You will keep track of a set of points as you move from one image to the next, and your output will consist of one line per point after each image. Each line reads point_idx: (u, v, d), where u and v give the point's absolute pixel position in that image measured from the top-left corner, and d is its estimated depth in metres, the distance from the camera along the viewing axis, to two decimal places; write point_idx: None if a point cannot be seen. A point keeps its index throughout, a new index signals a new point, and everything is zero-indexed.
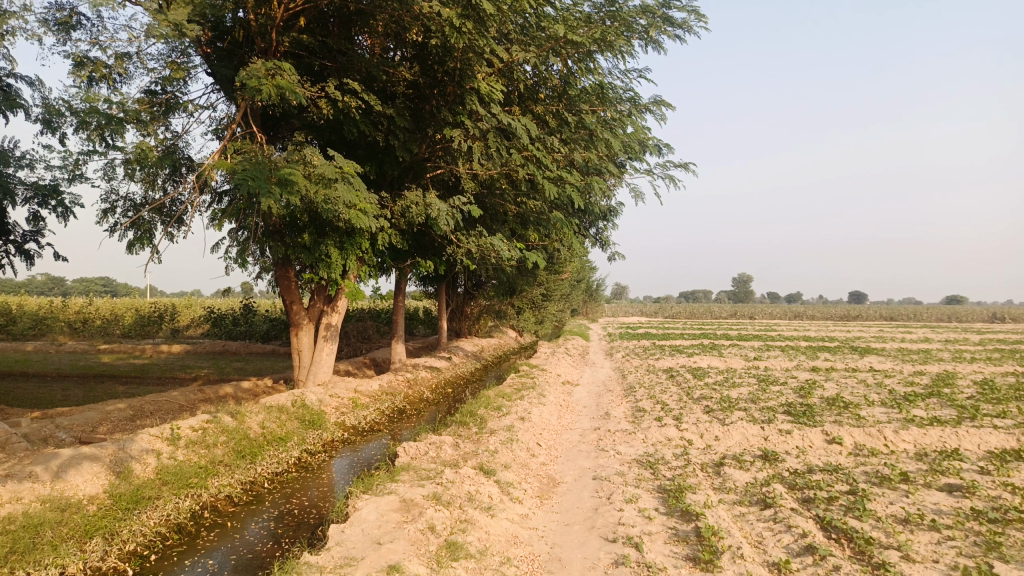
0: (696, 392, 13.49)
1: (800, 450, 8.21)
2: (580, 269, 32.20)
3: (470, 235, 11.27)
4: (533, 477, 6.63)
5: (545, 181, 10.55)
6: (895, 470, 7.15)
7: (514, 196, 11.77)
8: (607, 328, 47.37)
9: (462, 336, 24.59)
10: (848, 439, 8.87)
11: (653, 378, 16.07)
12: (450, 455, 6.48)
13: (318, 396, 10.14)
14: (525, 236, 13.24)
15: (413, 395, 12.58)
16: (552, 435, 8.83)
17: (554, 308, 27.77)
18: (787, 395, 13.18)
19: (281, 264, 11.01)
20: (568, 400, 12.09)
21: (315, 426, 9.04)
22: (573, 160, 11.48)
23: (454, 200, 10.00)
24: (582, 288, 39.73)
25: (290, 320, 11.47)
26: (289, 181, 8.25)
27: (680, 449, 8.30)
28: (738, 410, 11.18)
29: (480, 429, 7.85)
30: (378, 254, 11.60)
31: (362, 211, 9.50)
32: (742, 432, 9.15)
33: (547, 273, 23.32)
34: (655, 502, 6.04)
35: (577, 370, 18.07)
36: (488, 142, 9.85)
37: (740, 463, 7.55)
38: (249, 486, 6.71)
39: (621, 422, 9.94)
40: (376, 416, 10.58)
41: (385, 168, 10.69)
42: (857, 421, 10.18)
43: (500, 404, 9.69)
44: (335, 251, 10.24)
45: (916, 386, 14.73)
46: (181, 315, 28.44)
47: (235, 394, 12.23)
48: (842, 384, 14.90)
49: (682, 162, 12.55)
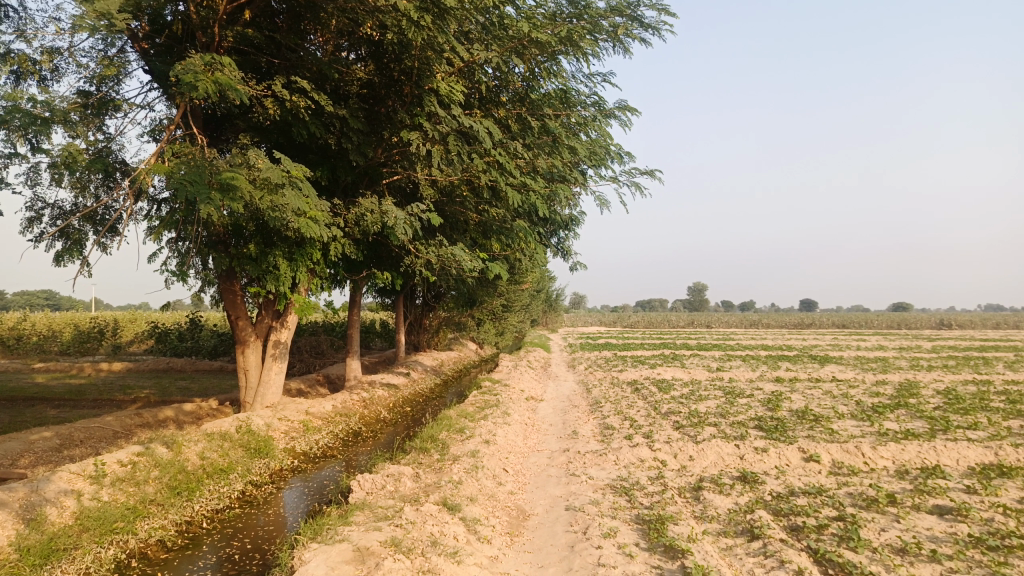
0: (663, 406, 13.12)
1: (779, 470, 7.82)
2: (540, 279, 31.75)
3: (430, 245, 10.71)
4: (501, 511, 6.08)
5: (508, 189, 10.07)
6: (881, 491, 6.80)
7: (475, 204, 11.27)
8: (567, 339, 47.01)
9: (420, 350, 23.90)
10: (825, 456, 8.54)
11: (618, 391, 15.67)
12: (409, 488, 5.90)
13: (266, 420, 9.43)
14: (487, 246, 12.75)
15: (368, 415, 11.93)
16: (518, 459, 8.30)
17: (514, 320, 27.25)
18: (755, 408, 12.89)
19: (225, 277, 10.30)
20: (533, 418, 11.57)
21: (261, 454, 8.34)
22: (537, 166, 11.03)
23: (412, 207, 9.45)
24: (541, 299, 39.39)
25: (236, 336, 10.75)
26: (232, 186, 7.63)
27: (654, 471, 7.85)
28: (709, 426, 10.80)
29: (442, 456, 7.27)
30: (332, 265, 10.95)
31: (313, 219, 8.89)
32: (716, 450, 8.74)
33: (508, 284, 22.80)
34: (635, 536, 5.54)
35: (539, 384, 17.57)
36: (449, 146, 9.36)
37: (720, 487, 7.12)
38: (184, 528, 6.04)
39: (589, 441, 9.47)
40: (329, 439, 9.91)
41: (338, 174, 10.11)
42: (831, 436, 9.87)
43: (462, 426, 9.12)
44: (284, 262, 9.60)
45: (881, 396, 14.59)
46: (124, 331, 27.13)
47: (176, 417, 11.41)
48: (808, 395, 14.68)
49: (648, 169, 12.16)
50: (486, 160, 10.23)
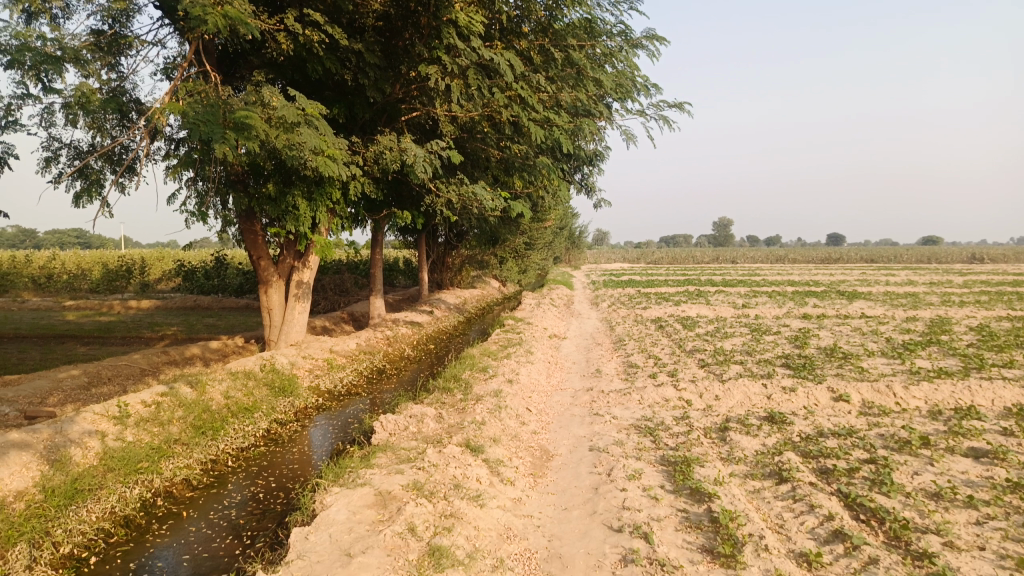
0: (688, 343, 12.97)
1: (807, 411, 7.66)
2: (564, 215, 31.33)
3: (451, 183, 10.45)
4: (525, 452, 6.02)
5: (531, 124, 9.72)
6: (914, 433, 6.63)
7: (497, 141, 10.93)
8: (590, 275, 46.77)
9: (443, 287, 23.87)
10: (855, 396, 8.36)
11: (642, 328, 15.52)
12: (432, 430, 5.83)
13: (290, 358, 9.44)
14: (509, 183, 12.45)
15: (392, 353, 11.93)
16: (541, 398, 8.22)
17: (537, 257, 27.04)
18: (783, 346, 12.69)
19: (245, 217, 10.17)
20: (556, 356, 11.49)
21: (285, 393, 8.36)
22: (560, 101, 10.61)
23: (432, 144, 9.16)
24: (565, 235, 39.05)
25: (258, 277, 10.69)
26: (246, 125, 7.40)
27: (679, 411, 7.73)
28: (735, 365, 10.64)
29: (464, 396, 7.20)
30: (352, 204, 10.76)
31: (331, 158, 8.66)
32: (743, 390, 8.59)
33: (531, 221, 22.50)
34: (661, 479, 5.45)
35: (562, 321, 17.48)
36: (469, 80, 8.99)
37: (747, 427, 7.00)
38: (209, 467, 6.08)
39: (614, 380, 9.38)
40: (353, 377, 9.92)
41: (356, 111, 9.81)
42: (861, 375, 9.67)
43: (485, 365, 9.05)
44: (304, 202, 9.42)
45: (912, 333, 14.29)
46: (151, 269, 27.39)
47: (202, 355, 11.49)
48: (837, 333, 14.42)
49: (676, 101, 11.68)
50: (508, 95, 9.84)
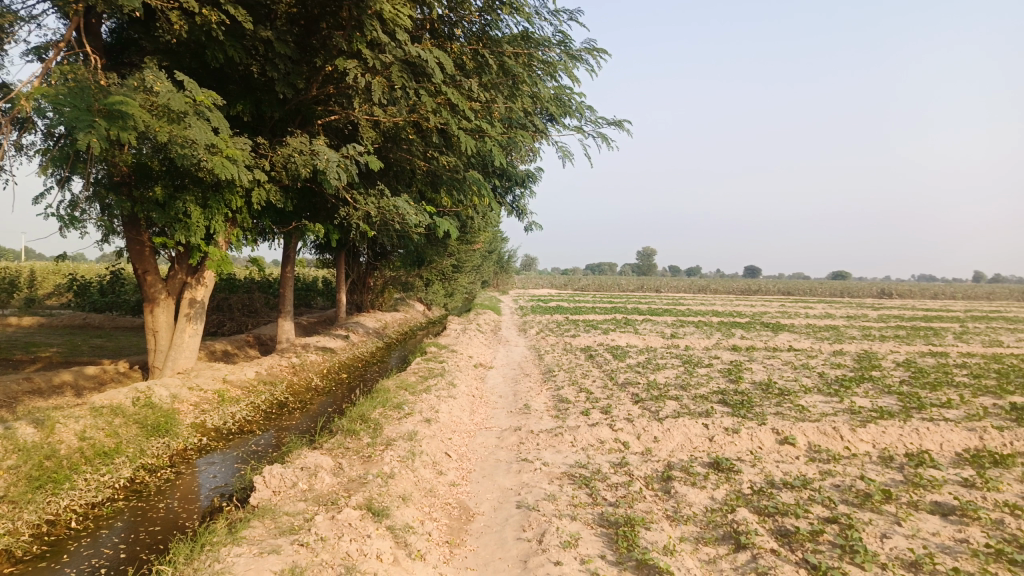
0: (620, 375, 12.29)
1: (754, 457, 6.98)
2: (491, 240, 30.54)
3: (369, 194, 9.48)
4: (439, 511, 5.06)
5: (461, 133, 8.87)
6: (874, 485, 6.01)
7: (423, 150, 10.02)
8: (518, 301, 46.02)
9: (363, 310, 22.65)
10: (802, 439, 7.75)
11: (571, 358, 14.77)
12: (327, 486, 4.79)
13: (172, 390, 8.18)
14: (435, 200, 11.56)
15: (298, 383, 10.74)
16: (462, 440, 7.25)
17: (465, 280, 26.08)
18: (717, 380, 12.15)
19: (129, 226, 8.92)
20: (480, 389, 10.55)
21: (161, 431, 7.12)
22: (494, 110, 9.79)
23: (347, 148, 8.17)
24: (493, 260, 38.39)
25: (143, 294, 9.39)
26: (122, 112, 6.26)
27: (616, 456, 6.92)
28: (670, 400, 9.97)
29: (373, 440, 6.17)
30: (255, 215, 9.63)
31: (230, 157, 7.56)
32: (683, 430, 7.87)
33: (457, 243, 21.57)
34: (600, 546, 4.58)
35: (488, 349, 16.56)
36: (393, 78, 8.04)
37: (693, 477, 6.23)
38: (42, 533, 4.87)
39: (542, 417, 8.53)
40: (248, 412, 8.70)
41: (263, 109, 8.74)
42: (801, 414, 9.14)
43: (399, 400, 8.03)
44: (197, 209, 8.28)
45: (843, 368, 14.04)
46: (40, 283, 25.05)
47: (75, 383, 10.01)
48: (769, 366, 14.05)
49: (615, 119, 11.07)
50: (438, 101, 8.97)
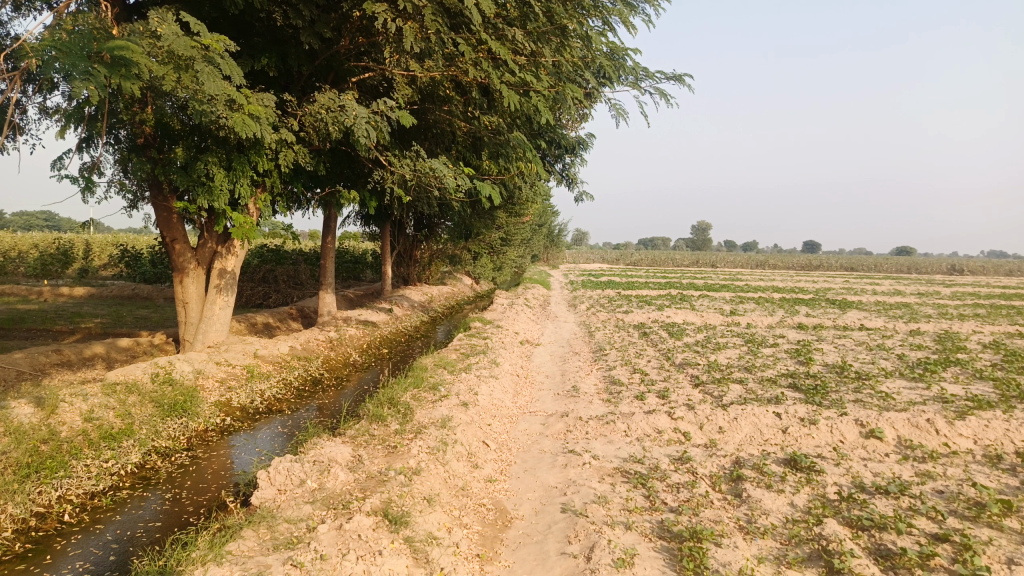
0: (677, 355, 11.39)
1: (837, 454, 6.08)
2: (541, 212, 29.62)
3: (404, 156, 8.76)
4: (471, 514, 4.36)
5: (503, 87, 8.07)
6: (989, 493, 5.06)
7: (464, 109, 9.25)
8: (569, 275, 45.04)
9: (409, 283, 22.15)
10: (890, 432, 6.79)
11: (623, 336, 13.88)
12: (340, 486, 4.13)
13: (198, 366, 7.68)
14: (478, 165, 10.81)
15: (334, 358, 10.20)
16: (502, 427, 6.54)
17: (514, 253, 25.27)
18: (784, 362, 11.14)
19: (155, 191, 8.44)
20: (525, 368, 9.82)
21: (180, 411, 6.61)
22: (540, 63, 8.94)
23: (377, 102, 7.44)
24: (544, 233, 37.55)
25: (171, 263, 8.93)
26: (124, 58, 5.62)
27: (676, 450, 6.11)
28: (734, 384, 9.07)
29: (401, 427, 5.50)
30: (286, 180, 9.03)
31: (251, 113, 6.92)
32: (752, 419, 6.98)
33: (506, 215, 20.78)
34: (660, 567, 3.81)
35: (536, 325, 15.78)
36: (427, 24, 7.25)
37: (767, 478, 5.37)
38: (30, 528, 4.35)
39: (593, 401, 7.76)
40: (278, 390, 8.15)
41: (291, 64, 8.10)
42: (885, 403, 8.13)
43: (436, 381, 7.35)
44: (220, 171, 7.71)
45: (924, 350, 12.82)
46: (94, 254, 25.32)
47: (106, 355, 9.63)
48: (841, 347, 12.93)
49: (674, 74, 10.07)
50: (478, 52, 8.17)
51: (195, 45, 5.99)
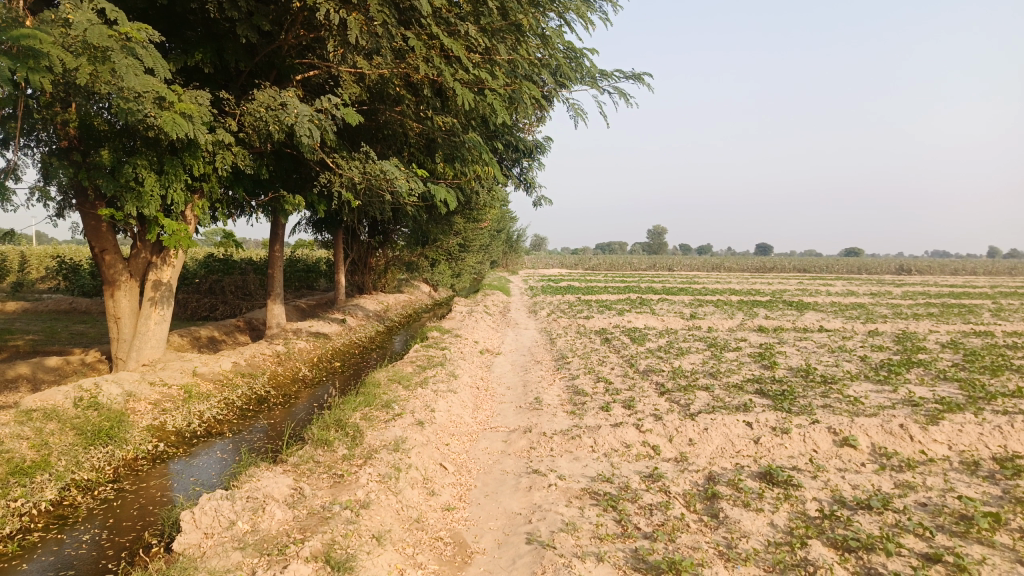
0: (640, 361, 11.09)
1: (813, 466, 5.79)
2: (499, 218, 29.23)
3: (353, 158, 8.30)
4: (427, 552, 3.92)
5: (456, 85, 7.66)
6: (975, 504, 4.80)
7: (415, 108, 8.81)
8: (528, 281, 44.69)
9: (364, 292, 21.54)
10: (863, 440, 6.55)
11: (585, 342, 13.54)
12: (276, 526, 3.66)
13: (129, 387, 7.07)
14: (432, 168, 10.38)
15: (282, 374, 9.63)
16: (461, 446, 6.10)
17: (473, 259, 24.82)
18: (749, 366, 10.93)
19: (81, 198, 7.81)
20: (485, 380, 9.39)
21: (107, 437, 6.01)
22: (494, 61, 8.56)
23: (320, 99, 6.98)
24: (503, 239, 37.26)
25: (101, 275, 8.28)
26: (33, 49, 5.02)
27: (645, 466, 5.76)
28: (701, 391, 8.79)
29: (349, 453, 5.03)
30: (225, 185, 8.47)
31: (182, 112, 6.38)
32: (724, 430, 6.68)
33: (463, 220, 20.36)
34: None
35: (496, 333, 15.36)
36: (373, 15, 6.80)
37: (744, 495, 5.04)
38: None
39: (556, 414, 7.37)
40: (219, 411, 7.57)
41: (228, 60, 7.58)
42: (855, 408, 7.92)
43: (389, 398, 6.88)
44: (151, 175, 7.13)
45: (885, 351, 12.77)
46: (30, 267, 24.06)
47: (31, 376, 8.90)
48: (804, 349, 12.81)
49: (634, 72, 9.79)
50: (429, 47, 7.75)
51: (113, 35, 5.44)
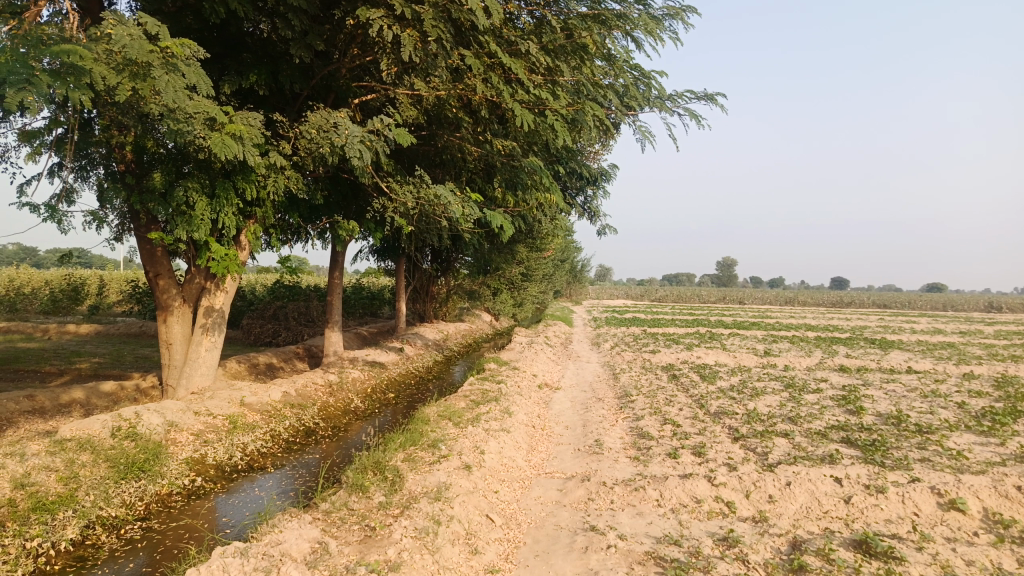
0: (711, 402, 10.32)
1: (917, 534, 5.00)
2: (563, 249, 28.73)
3: (407, 182, 8.01)
4: None
5: (515, 105, 7.27)
6: None
7: (474, 130, 8.47)
8: (593, 312, 43.96)
9: (425, 320, 21.32)
10: (974, 503, 5.68)
11: (651, 379, 12.83)
12: None
13: (172, 417, 6.83)
14: (491, 194, 10.00)
15: (334, 405, 9.31)
16: (511, 495, 5.58)
17: (536, 289, 24.35)
18: (831, 411, 10.01)
19: (137, 222, 7.76)
20: (543, 418, 8.83)
21: (142, 470, 5.73)
22: (557, 82, 8.16)
23: (373, 119, 6.71)
24: (566, 269, 36.69)
25: (155, 299, 8.17)
26: (74, 65, 4.87)
27: (718, 527, 5.09)
28: (779, 439, 8.00)
29: (386, 500, 4.58)
30: (279, 209, 8.28)
31: (231, 132, 6.16)
32: (809, 485, 5.93)
33: (526, 249, 19.97)
34: None
35: (556, 367, 14.79)
36: (428, 30, 6.50)
37: (837, 568, 4.31)
38: None
39: (618, 460, 6.75)
40: (263, 444, 7.25)
41: (284, 82, 7.42)
42: (960, 465, 6.99)
43: (438, 437, 6.40)
44: (202, 200, 6.94)
45: (985, 397, 11.58)
46: (107, 290, 24.86)
47: (85, 400, 8.82)
48: (891, 393, 11.75)
49: (706, 93, 9.22)
50: (488, 67, 7.40)
51: (154, 49, 5.28)
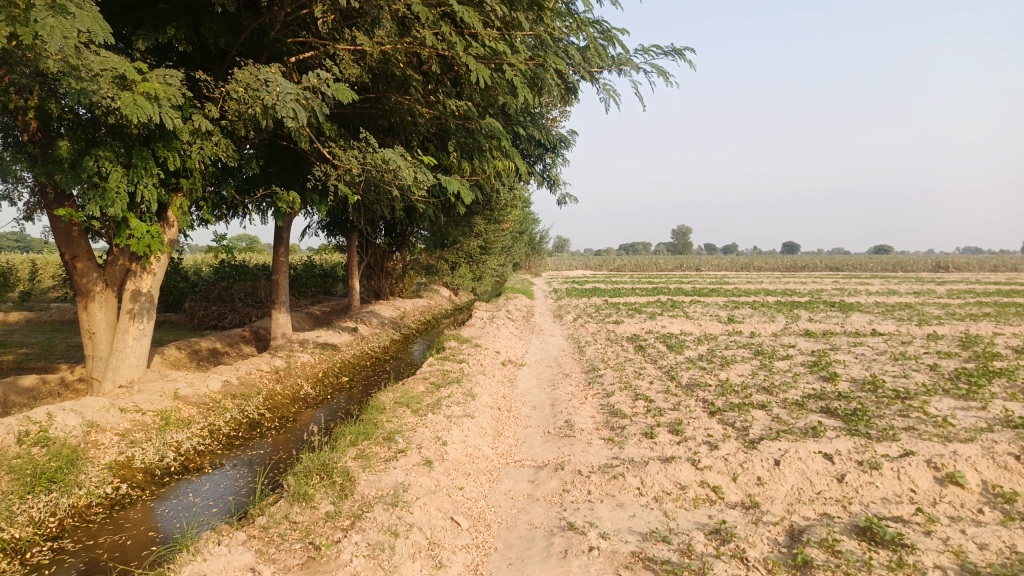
0: (682, 373, 9.88)
1: (922, 515, 4.58)
2: (521, 220, 28.05)
3: (352, 147, 7.27)
4: None
5: (469, 57, 6.55)
6: None
7: (424, 90, 7.73)
8: (552, 283, 43.60)
9: (381, 297, 20.55)
10: (974, 476, 5.29)
11: (617, 351, 12.38)
12: None
13: (94, 416, 6.08)
14: (444, 161, 9.29)
15: (282, 393, 8.61)
16: (478, 491, 5.02)
17: (495, 262, 23.71)
18: (805, 379, 9.66)
19: (47, 199, 6.87)
20: (508, 399, 8.27)
21: (54, 481, 4.99)
22: (515, 33, 7.45)
23: (308, 75, 5.97)
24: (525, 240, 36.08)
25: (73, 284, 7.33)
26: None
27: (708, 517, 4.60)
28: (758, 412, 7.57)
29: (334, 510, 3.96)
30: (211, 180, 7.45)
31: (143, 91, 5.32)
32: (798, 464, 5.49)
33: (484, 221, 19.28)
34: None
35: (519, 342, 14.24)
36: None
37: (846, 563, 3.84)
38: None
39: (592, 444, 6.22)
40: (200, 441, 6.54)
41: (208, 34, 6.56)
42: (948, 433, 6.64)
43: (394, 429, 5.79)
44: (118, 170, 6.10)
45: (954, 358, 11.39)
46: (41, 276, 23.45)
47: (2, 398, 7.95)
48: (862, 357, 11.49)
49: (674, 47, 8.62)
50: (438, 16, 6.65)
51: None
